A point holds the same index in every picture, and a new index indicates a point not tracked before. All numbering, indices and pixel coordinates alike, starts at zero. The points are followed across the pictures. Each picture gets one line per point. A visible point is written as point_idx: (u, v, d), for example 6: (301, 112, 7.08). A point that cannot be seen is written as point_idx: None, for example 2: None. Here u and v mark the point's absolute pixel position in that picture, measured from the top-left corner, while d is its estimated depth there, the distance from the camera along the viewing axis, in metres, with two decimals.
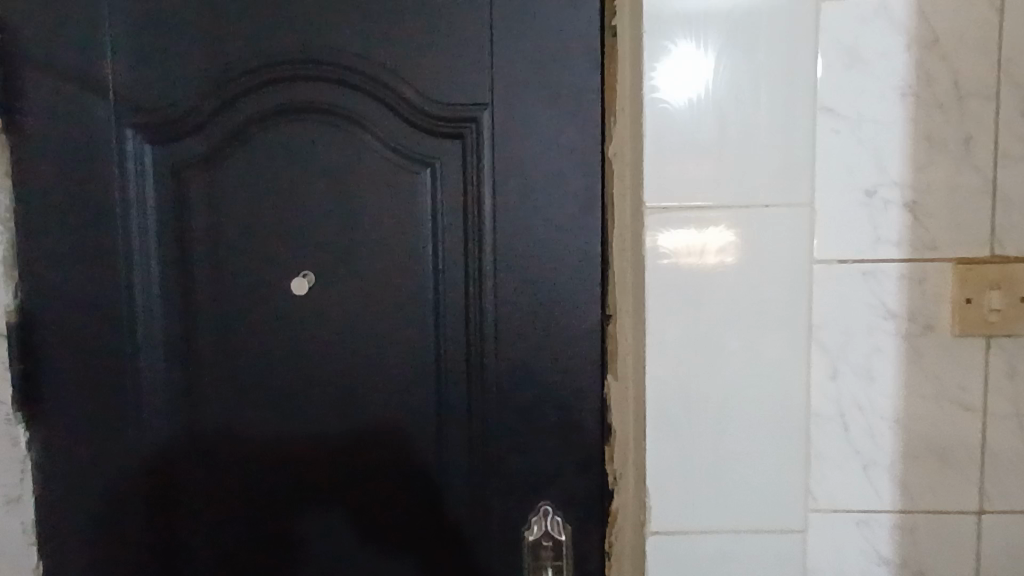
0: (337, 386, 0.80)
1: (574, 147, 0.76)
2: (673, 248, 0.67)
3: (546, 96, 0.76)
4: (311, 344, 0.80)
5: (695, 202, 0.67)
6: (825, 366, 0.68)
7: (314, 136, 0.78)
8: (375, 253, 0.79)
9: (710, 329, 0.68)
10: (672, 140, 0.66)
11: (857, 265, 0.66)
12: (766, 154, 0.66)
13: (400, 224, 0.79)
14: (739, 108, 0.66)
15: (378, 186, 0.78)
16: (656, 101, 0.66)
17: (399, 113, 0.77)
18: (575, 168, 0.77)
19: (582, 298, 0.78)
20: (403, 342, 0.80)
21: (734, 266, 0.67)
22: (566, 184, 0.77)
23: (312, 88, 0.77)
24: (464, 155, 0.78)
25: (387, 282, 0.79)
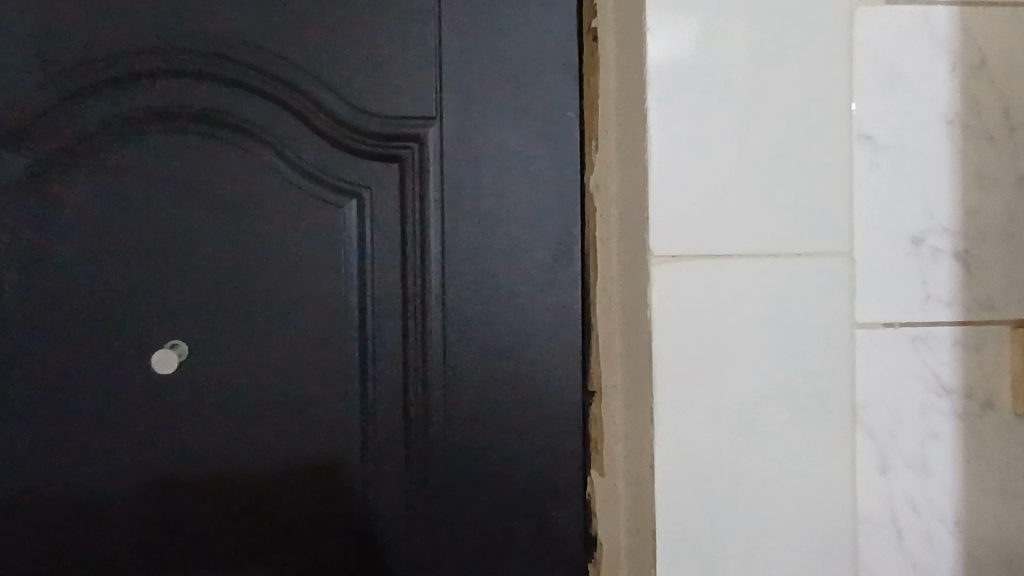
0: (225, 489, 0.60)
1: (547, 178, 0.60)
2: (687, 308, 0.51)
3: (511, 113, 0.60)
4: (196, 433, 0.60)
5: (711, 249, 0.52)
6: (873, 456, 0.54)
7: (207, 153, 0.60)
8: (283, 309, 0.60)
9: (735, 414, 0.52)
10: (681, 170, 0.52)
11: (904, 329, 0.54)
12: (795, 189, 0.53)
13: (316, 272, 0.60)
14: (762, 132, 0.52)
15: (288, 223, 0.60)
16: (661, 120, 0.51)
17: (320, 129, 0.60)
18: (548, 204, 0.60)
19: (557, 369, 0.60)
20: (319, 428, 0.60)
21: (762, 332, 0.52)
22: (537, 224, 0.60)
23: (206, 90, 0.59)
24: (404, 185, 0.60)
25: (300, 348, 0.60)
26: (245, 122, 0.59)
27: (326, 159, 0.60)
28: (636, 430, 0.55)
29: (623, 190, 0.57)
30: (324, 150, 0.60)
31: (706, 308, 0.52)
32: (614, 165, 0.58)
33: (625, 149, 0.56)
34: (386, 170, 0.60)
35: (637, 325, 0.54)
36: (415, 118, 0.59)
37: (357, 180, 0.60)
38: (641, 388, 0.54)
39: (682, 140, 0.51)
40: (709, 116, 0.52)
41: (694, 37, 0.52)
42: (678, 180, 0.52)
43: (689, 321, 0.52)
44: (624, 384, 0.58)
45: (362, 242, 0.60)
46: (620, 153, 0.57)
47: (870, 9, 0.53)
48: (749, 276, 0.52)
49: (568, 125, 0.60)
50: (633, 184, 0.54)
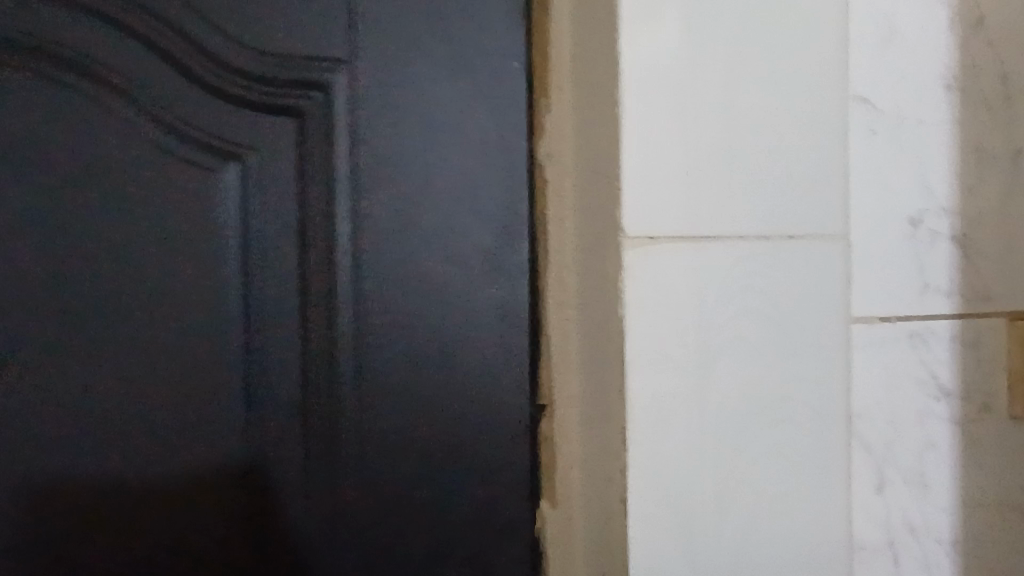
0: (65, 545, 0.46)
1: (489, 144, 0.48)
2: (664, 302, 0.42)
3: (443, 59, 0.47)
4: (27, 471, 0.45)
5: (690, 231, 0.43)
6: (869, 472, 0.47)
7: (35, 96, 0.45)
8: (138, 308, 0.46)
9: (721, 430, 0.43)
10: (657, 133, 0.42)
11: (901, 324, 0.47)
12: (790, 159, 0.44)
13: (183, 259, 0.46)
14: (751, 90, 0.43)
15: (144, 195, 0.46)
16: (634, 70, 0.41)
17: (191, 72, 0.45)
18: (489, 177, 0.48)
19: (498, 381, 0.49)
20: (190, 460, 0.47)
21: (752, 330, 0.44)
22: (476, 201, 0.48)
23: (34, 10, 0.44)
24: (303, 148, 0.46)
25: (163, 358, 0.46)
26: (88, 61, 0.45)
27: (199, 111, 0.46)
28: (600, 458, 0.44)
29: (583, 159, 0.45)
30: (194, 98, 0.46)
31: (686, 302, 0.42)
32: (570, 131, 0.47)
33: (587, 109, 0.45)
34: (279, 127, 0.46)
35: (601, 325, 0.44)
36: (317, 61, 0.46)
37: (240, 140, 0.46)
38: (607, 404, 0.43)
39: (659, 95, 0.42)
40: (690, 68, 0.42)
41: None
42: (654, 146, 0.42)
43: (666, 318, 0.42)
44: (582, 398, 0.47)
45: (245, 221, 0.46)
46: (579, 115, 0.46)
47: None
48: (736, 264, 0.43)
49: (511, 80, 0.48)
50: (597, 151, 0.44)
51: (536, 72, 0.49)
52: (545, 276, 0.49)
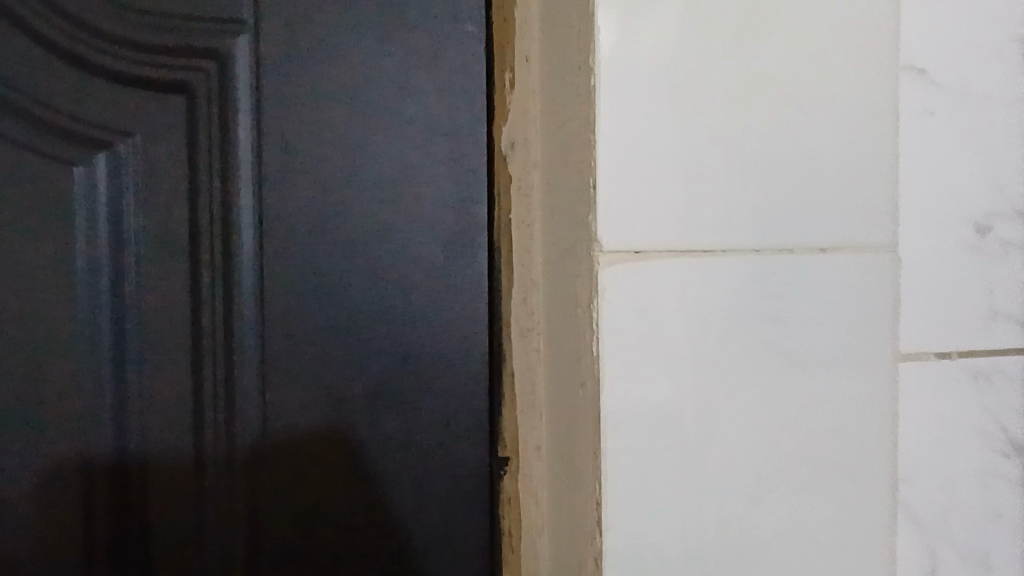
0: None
1: (435, 129, 0.38)
2: (653, 336, 0.32)
3: (376, 18, 0.37)
4: None
5: (688, 243, 0.33)
6: (920, 554, 0.36)
7: None
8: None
9: (729, 504, 0.33)
10: (643, 111, 0.32)
11: (963, 362, 0.36)
12: (820, 149, 0.34)
13: (31, 284, 0.35)
14: (766, 56, 0.33)
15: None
16: (614, 26, 0.31)
17: (37, 31, 0.34)
18: (436, 170, 0.38)
19: (448, 433, 0.38)
20: (46, 551, 0.35)
21: (770, 372, 0.33)
22: (419, 202, 0.38)
23: None
24: (192, 132, 0.35)
25: (2, 415, 0.35)
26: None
27: (53, 86, 0.34)
28: (568, 534, 0.34)
29: (551, 148, 0.36)
30: (42, 66, 0.34)
31: (683, 335, 0.32)
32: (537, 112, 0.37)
33: (554, 79, 0.35)
34: (166, 109, 0.35)
35: (572, 364, 0.34)
36: (209, 20, 0.35)
37: (110, 125, 0.35)
38: (577, 465, 0.34)
39: (647, 61, 0.32)
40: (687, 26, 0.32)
41: None
42: (641, 129, 0.32)
43: (656, 357, 0.32)
44: (550, 452, 0.37)
45: (117, 232, 0.35)
46: (547, 89, 0.36)
47: None
48: (750, 285, 0.33)
49: (464, 45, 0.38)
50: (566, 136, 0.34)
51: (496, 36, 0.39)
52: (509, 295, 0.39)
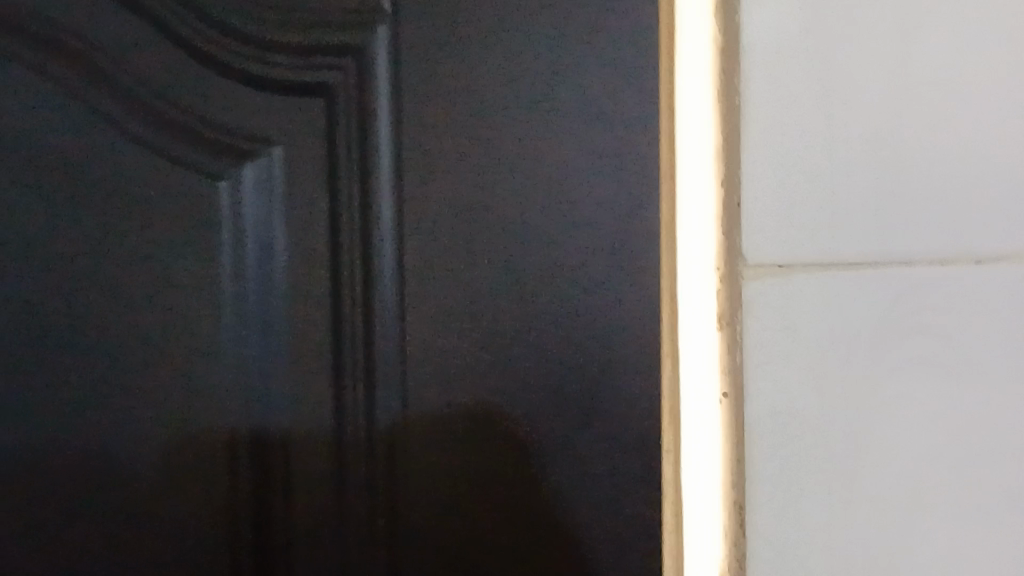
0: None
1: (596, 119, 0.33)
2: (798, 349, 0.32)
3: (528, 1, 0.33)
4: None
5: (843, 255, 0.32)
6: None
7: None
8: (120, 359, 0.34)
9: (879, 520, 0.33)
10: (790, 122, 0.31)
11: None
12: (987, 152, 0.32)
13: (184, 300, 0.34)
14: (923, 57, 0.32)
15: (126, 211, 0.34)
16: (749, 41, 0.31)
17: (186, 43, 0.33)
18: (591, 166, 0.33)
19: (609, 472, 0.34)
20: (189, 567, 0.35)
21: (926, 387, 0.32)
22: (576, 208, 0.33)
23: None
24: (332, 136, 0.34)
25: (157, 432, 0.34)
26: (42, 25, 0.34)
27: (204, 99, 0.34)
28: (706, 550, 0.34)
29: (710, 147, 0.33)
30: (194, 80, 0.34)
31: (832, 348, 0.32)
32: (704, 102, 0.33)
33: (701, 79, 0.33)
34: (309, 113, 0.34)
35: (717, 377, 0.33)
36: (350, 15, 0.33)
37: (255, 134, 0.34)
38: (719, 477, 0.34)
39: (794, 72, 0.31)
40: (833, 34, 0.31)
41: None
42: (783, 143, 0.32)
43: (803, 369, 0.32)
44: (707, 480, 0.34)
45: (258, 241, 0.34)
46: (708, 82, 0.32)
47: None
48: (905, 295, 0.32)
49: (627, 26, 0.33)
50: (708, 144, 0.33)
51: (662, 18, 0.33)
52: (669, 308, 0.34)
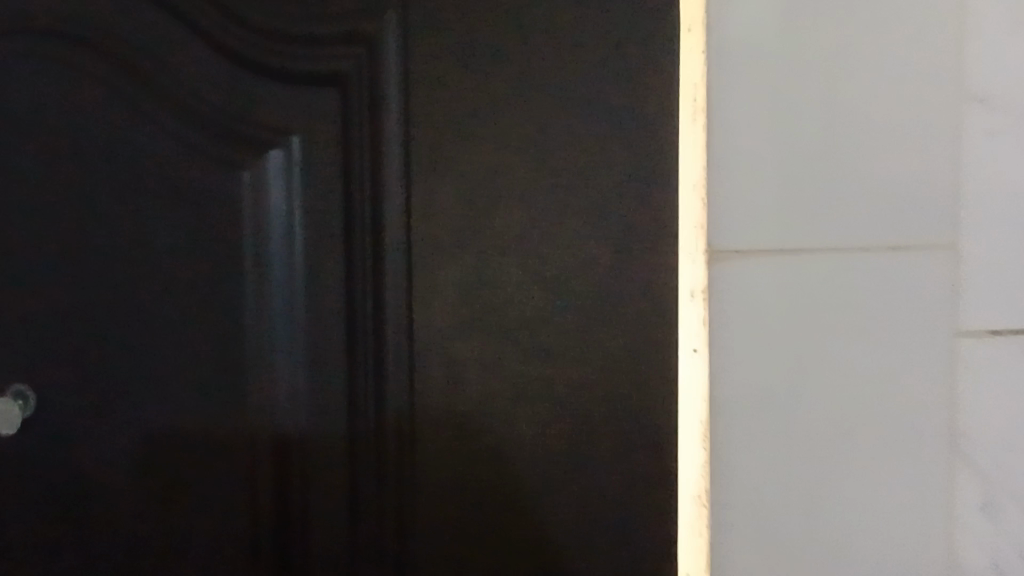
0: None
1: (564, 109, 0.43)
2: (749, 312, 0.41)
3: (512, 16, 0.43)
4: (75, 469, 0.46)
5: (778, 239, 0.41)
6: (977, 494, 0.43)
7: (95, 100, 0.45)
8: (192, 313, 0.45)
9: (812, 443, 0.42)
10: (744, 136, 0.41)
11: (1019, 338, 0.43)
12: (892, 163, 0.42)
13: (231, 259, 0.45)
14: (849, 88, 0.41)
15: (179, 211, 0.45)
16: (717, 67, 0.40)
17: (239, 64, 0.44)
18: (557, 137, 0.43)
19: (577, 383, 0.44)
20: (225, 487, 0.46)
21: (846, 340, 0.42)
22: (546, 179, 0.43)
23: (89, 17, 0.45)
24: (347, 149, 0.44)
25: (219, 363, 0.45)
26: (133, 60, 0.44)
27: (257, 109, 0.44)
28: (680, 471, 0.44)
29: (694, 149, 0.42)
30: (245, 94, 0.44)
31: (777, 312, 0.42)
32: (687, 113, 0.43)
33: (686, 98, 0.42)
34: (323, 107, 0.44)
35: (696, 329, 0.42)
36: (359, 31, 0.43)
37: (286, 130, 0.44)
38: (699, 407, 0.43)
39: (748, 97, 0.40)
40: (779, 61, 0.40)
41: None
42: (750, 146, 0.41)
43: (756, 329, 0.41)
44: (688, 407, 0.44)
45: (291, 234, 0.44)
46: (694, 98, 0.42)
47: None
48: (831, 269, 0.42)
49: (596, 40, 0.43)
50: (697, 149, 0.42)
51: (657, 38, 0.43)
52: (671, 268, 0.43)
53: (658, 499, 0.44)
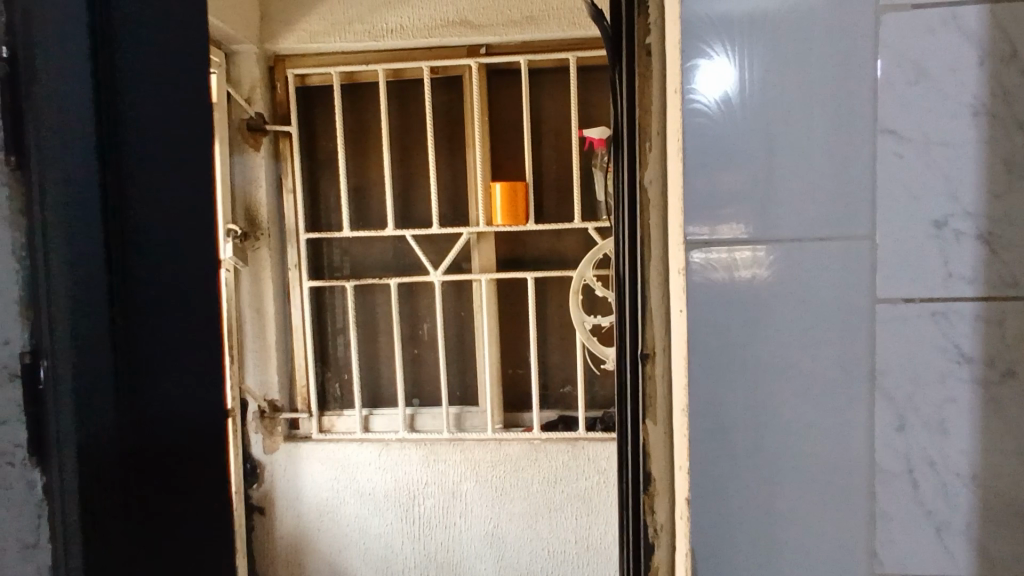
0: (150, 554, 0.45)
1: None
2: (719, 284, 0.61)
3: (647, 112, 0.69)
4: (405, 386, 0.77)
5: (743, 234, 0.60)
6: (891, 417, 0.61)
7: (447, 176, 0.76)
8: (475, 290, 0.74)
9: (764, 378, 0.61)
10: (717, 168, 0.60)
11: (925, 304, 0.60)
12: (822, 180, 0.59)
13: None
14: (790, 132, 0.59)
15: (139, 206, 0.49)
16: (696, 121, 0.60)
17: None
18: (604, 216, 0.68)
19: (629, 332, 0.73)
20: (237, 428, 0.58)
21: (786, 305, 0.61)
22: None
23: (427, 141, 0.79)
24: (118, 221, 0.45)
25: None
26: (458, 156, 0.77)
27: None
28: (668, 386, 0.70)
29: (660, 182, 0.68)
30: None
31: (739, 286, 0.61)
32: (659, 156, 0.68)
33: (671, 145, 0.65)
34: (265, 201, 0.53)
35: (681, 297, 0.63)
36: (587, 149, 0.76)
37: None
38: (679, 347, 0.64)
39: (721, 142, 0.60)
40: (734, 115, 0.60)
41: (731, 48, 0.59)
42: (724, 175, 0.60)
43: (726, 298, 0.61)
44: (662, 344, 0.70)
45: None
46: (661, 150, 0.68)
47: (897, 11, 0.58)
48: (776, 254, 0.60)
49: None
50: (677, 179, 0.63)
51: (648, 118, 0.69)
52: (655, 255, 0.70)
53: (656, 413, 0.71)
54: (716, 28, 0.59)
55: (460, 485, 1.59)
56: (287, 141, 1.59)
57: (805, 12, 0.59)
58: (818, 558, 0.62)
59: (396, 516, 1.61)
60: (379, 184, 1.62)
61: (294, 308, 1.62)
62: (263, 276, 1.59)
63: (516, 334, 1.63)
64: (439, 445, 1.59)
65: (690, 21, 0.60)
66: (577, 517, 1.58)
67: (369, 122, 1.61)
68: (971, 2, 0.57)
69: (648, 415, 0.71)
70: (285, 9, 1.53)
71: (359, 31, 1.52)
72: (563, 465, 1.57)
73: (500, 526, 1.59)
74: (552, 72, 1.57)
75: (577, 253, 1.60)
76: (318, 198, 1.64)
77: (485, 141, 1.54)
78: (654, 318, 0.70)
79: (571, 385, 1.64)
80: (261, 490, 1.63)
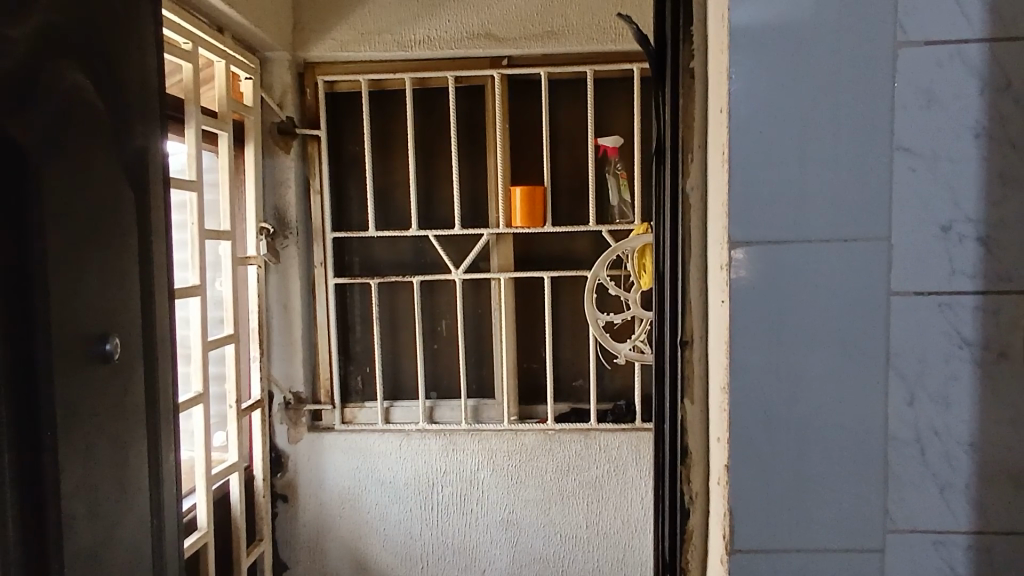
0: None
1: None
2: (756, 275, 0.70)
3: (689, 127, 0.78)
4: None
5: (779, 236, 0.70)
6: (903, 393, 0.71)
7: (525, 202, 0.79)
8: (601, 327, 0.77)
9: (795, 360, 0.71)
10: (754, 177, 0.69)
11: (933, 296, 0.70)
12: (846, 188, 0.69)
13: None
14: (819, 149, 0.69)
15: None
16: (736, 137, 0.69)
17: None
18: None
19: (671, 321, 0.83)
20: None
21: (813, 298, 0.70)
22: None
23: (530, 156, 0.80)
24: None
25: None
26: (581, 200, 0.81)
27: None
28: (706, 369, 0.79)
29: (700, 189, 0.78)
30: None
31: (775, 279, 0.70)
32: (698, 167, 0.78)
33: (715, 157, 0.74)
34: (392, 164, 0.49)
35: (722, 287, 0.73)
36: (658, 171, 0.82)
37: None
38: (720, 331, 0.74)
39: (761, 156, 0.69)
40: (775, 131, 0.69)
41: (769, 70, 0.69)
42: (761, 183, 0.69)
43: (765, 289, 0.70)
44: (699, 333, 0.79)
45: None
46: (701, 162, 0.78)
47: (912, 46, 0.68)
48: (808, 251, 0.70)
49: None
50: (720, 187, 0.73)
51: (691, 133, 0.78)
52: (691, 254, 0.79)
53: (692, 395, 0.80)
54: (756, 54, 0.69)
55: (478, 474, 1.67)
56: (315, 143, 1.66)
57: (835, 45, 0.68)
58: (839, 516, 0.72)
59: (416, 504, 1.68)
60: (402, 186, 1.70)
61: (320, 304, 1.69)
62: (291, 273, 1.66)
63: (533, 330, 1.72)
64: (458, 435, 1.67)
65: (735, 47, 0.69)
66: (589, 503, 1.67)
67: (395, 126, 1.69)
68: (973, 41, 0.68)
69: (686, 396, 0.80)
70: (318, 18, 1.61)
71: (388, 41, 1.60)
72: (576, 454, 1.66)
73: (516, 513, 1.67)
74: (570, 83, 1.67)
75: (590, 255, 1.69)
76: (344, 199, 1.71)
77: (506, 146, 1.63)
78: (690, 310, 0.79)
79: (583, 378, 1.72)
80: (284, 479, 1.69)
